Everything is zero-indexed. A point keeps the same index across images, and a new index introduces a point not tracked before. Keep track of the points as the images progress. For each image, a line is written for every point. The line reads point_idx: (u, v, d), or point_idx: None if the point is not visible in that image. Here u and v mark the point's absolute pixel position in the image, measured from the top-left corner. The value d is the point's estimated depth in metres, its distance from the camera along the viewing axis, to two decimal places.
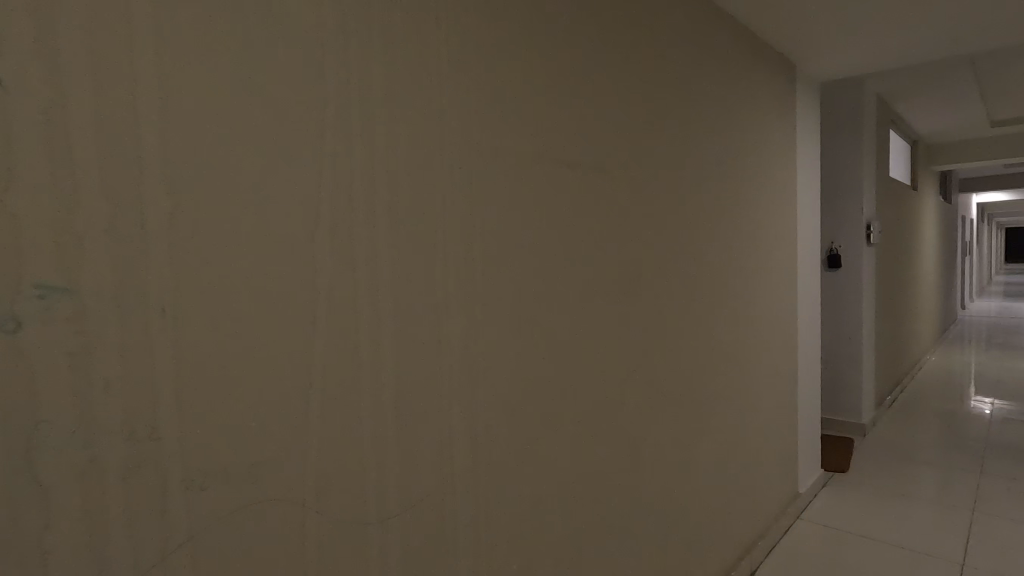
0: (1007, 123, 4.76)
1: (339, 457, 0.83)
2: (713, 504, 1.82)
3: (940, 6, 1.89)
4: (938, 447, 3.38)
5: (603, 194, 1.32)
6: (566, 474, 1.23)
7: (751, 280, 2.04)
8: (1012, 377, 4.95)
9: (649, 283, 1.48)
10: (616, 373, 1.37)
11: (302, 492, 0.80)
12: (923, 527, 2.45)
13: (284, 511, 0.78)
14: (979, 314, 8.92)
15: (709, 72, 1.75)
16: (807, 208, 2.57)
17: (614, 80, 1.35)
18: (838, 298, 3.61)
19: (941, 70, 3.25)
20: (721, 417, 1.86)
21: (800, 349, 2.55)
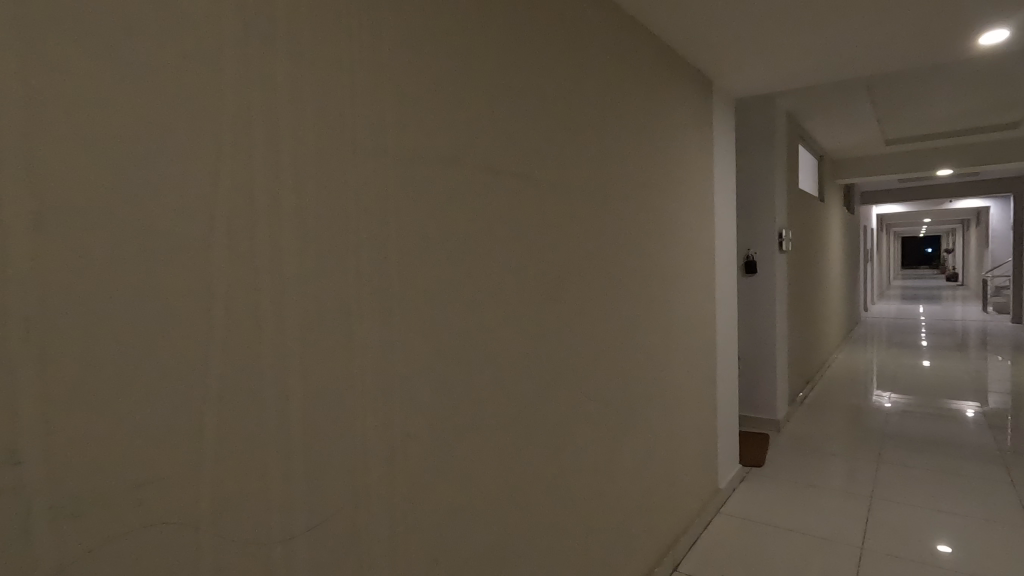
0: (900, 141, 5.23)
1: (240, 472, 0.79)
2: (637, 498, 1.89)
3: (836, 31, 2.05)
4: (844, 439, 3.65)
5: (523, 201, 1.34)
6: (490, 477, 1.24)
7: (672, 286, 2.14)
8: (907, 372, 5.44)
9: (570, 288, 1.52)
10: (536, 376, 1.39)
11: (201, 510, 0.75)
12: (829, 513, 2.64)
13: (182, 529, 0.73)
14: (882, 316, 9.78)
15: (629, 87, 1.81)
16: (723, 216, 2.71)
17: (532, 87, 1.37)
18: (754, 301, 3.83)
19: (843, 91, 3.52)
20: (642, 418, 1.92)
21: (719, 347, 2.68)
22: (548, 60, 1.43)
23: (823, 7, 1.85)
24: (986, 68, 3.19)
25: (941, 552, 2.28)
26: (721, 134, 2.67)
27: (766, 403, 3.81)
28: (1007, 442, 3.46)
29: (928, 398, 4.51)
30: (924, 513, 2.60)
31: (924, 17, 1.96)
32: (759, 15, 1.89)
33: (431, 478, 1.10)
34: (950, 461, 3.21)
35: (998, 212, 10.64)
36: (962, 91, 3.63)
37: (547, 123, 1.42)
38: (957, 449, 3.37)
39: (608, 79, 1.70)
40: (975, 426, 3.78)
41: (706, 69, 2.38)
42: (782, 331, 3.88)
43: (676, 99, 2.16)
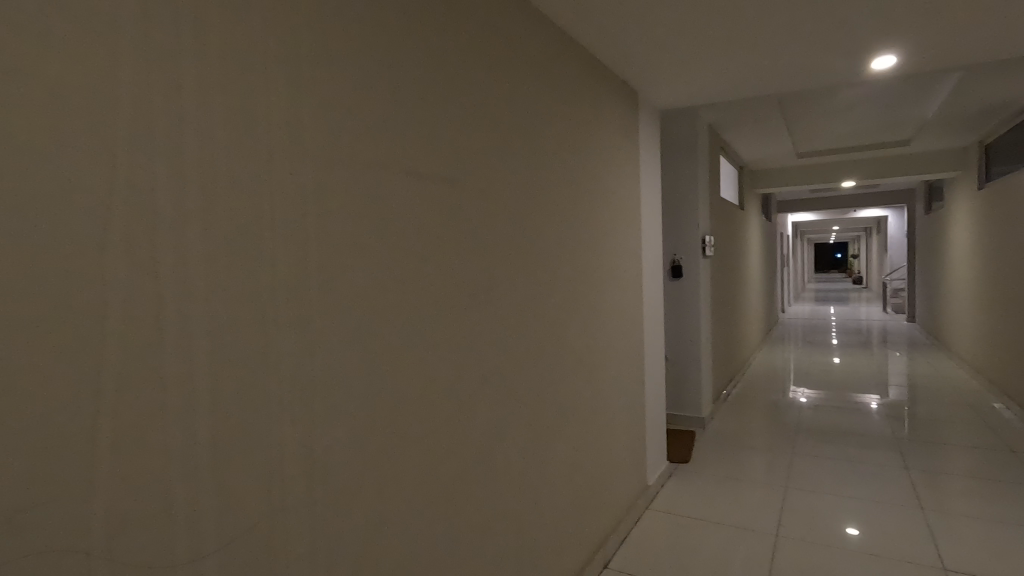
0: (811, 154, 5.64)
1: (148, 484, 0.75)
2: (567, 495, 1.94)
3: (747, 50, 2.19)
4: (763, 432, 3.88)
5: (447, 206, 1.34)
6: (417, 481, 1.24)
7: (599, 289, 2.21)
8: (818, 369, 5.86)
9: (495, 293, 1.53)
10: (461, 382, 1.39)
11: (101, 526, 0.70)
12: (748, 504, 2.79)
13: (80, 548, 0.68)
14: (798, 317, 10.48)
15: (554, 95, 1.87)
16: (650, 220, 2.82)
17: (457, 94, 1.38)
18: (679, 304, 4.00)
19: (757, 106, 3.76)
20: (570, 419, 1.97)
21: (647, 347, 2.78)
22: (474, 65, 1.45)
23: (735, 27, 1.98)
24: (882, 90, 3.51)
25: (849, 534, 2.47)
26: (646, 142, 2.78)
27: (692, 401, 3.99)
28: (903, 431, 3.79)
29: (836, 392, 4.87)
30: (833, 499, 2.81)
31: (822, 42, 2.14)
32: (678, 30, 1.99)
33: (357, 483, 1.08)
34: (854, 450, 3.49)
35: (896, 221, 11.66)
36: (863, 110, 3.97)
37: (473, 129, 1.44)
38: (860, 439, 3.67)
39: (534, 87, 1.74)
40: (876, 417, 4.13)
41: (630, 80, 2.49)
42: (705, 331, 4.06)
43: (601, 108, 2.23)
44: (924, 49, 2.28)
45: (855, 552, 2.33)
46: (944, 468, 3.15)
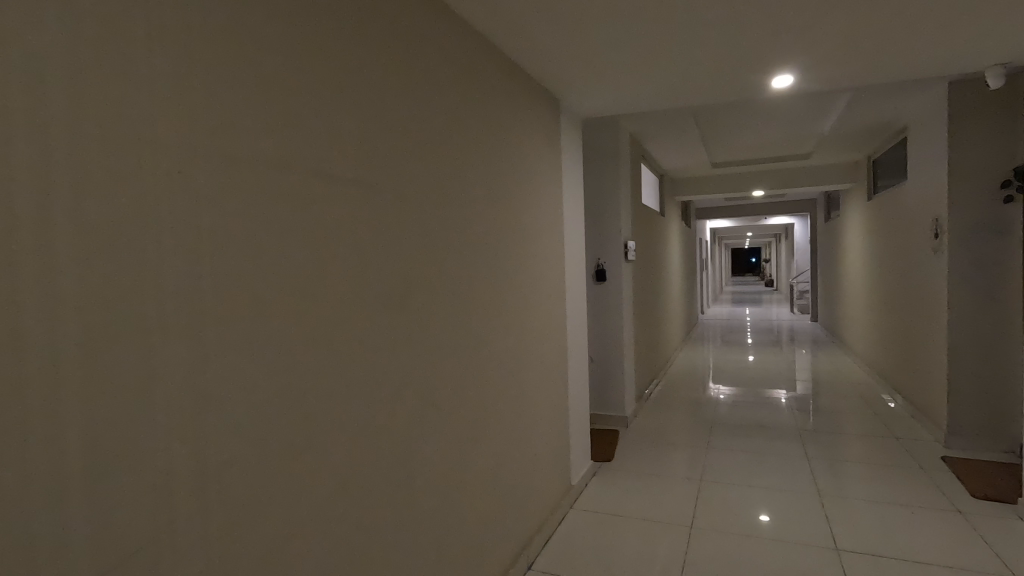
0: (725, 164, 5.98)
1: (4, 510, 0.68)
2: (488, 499, 1.95)
3: (658, 63, 2.29)
4: (682, 429, 4.05)
5: (358, 210, 1.31)
6: (326, 492, 1.20)
7: (520, 294, 2.23)
8: (733, 367, 6.22)
9: (410, 298, 1.51)
10: (374, 389, 1.37)
11: None
12: (667, 499, 2.91)
13: None
14: (716, 319, 11.06)
15: (472, 100, 1.87)
16: (572, 225, 2.88)
17: (367, 95, 1.36)
18: (603, 306, 4.12)
19: (673, 118, 3.94)
20: (491, 423, 1.98)
21: (570, 349, 2.84)
22: (385, 69, 1.43)
23: (645, 41, 2.07)
24: (785, 106, 3.77)
25: (760, 522, 2.62)
26: (568, 148, 2.84)
27: (616, 401, 4.12)
28: (806, 423, 4.09)
29: (748, 389, 5.19)
30: (744, 490, 2.98)
31: (725, 61, 2.30)
32: (593, 42, 2.06)
33: (257, 499, 1.03)
34: (763, 442, 3.72)
35: (801, 228, 12.59)
36: (770, 124, 4.25)
37: (385, 132, 1.42)
38: (768, 431, 3.92)
39: (450, 92, 1.74)
40: (783, 411, 4.43)
41: (550, 87, 2.54)
42: (628, 333, 4.20)
43: (520, 114, 2.26)
44: (815, 70, 2.47)
45: (765, 538, 2.48)
46: (841, 455, 3.43)
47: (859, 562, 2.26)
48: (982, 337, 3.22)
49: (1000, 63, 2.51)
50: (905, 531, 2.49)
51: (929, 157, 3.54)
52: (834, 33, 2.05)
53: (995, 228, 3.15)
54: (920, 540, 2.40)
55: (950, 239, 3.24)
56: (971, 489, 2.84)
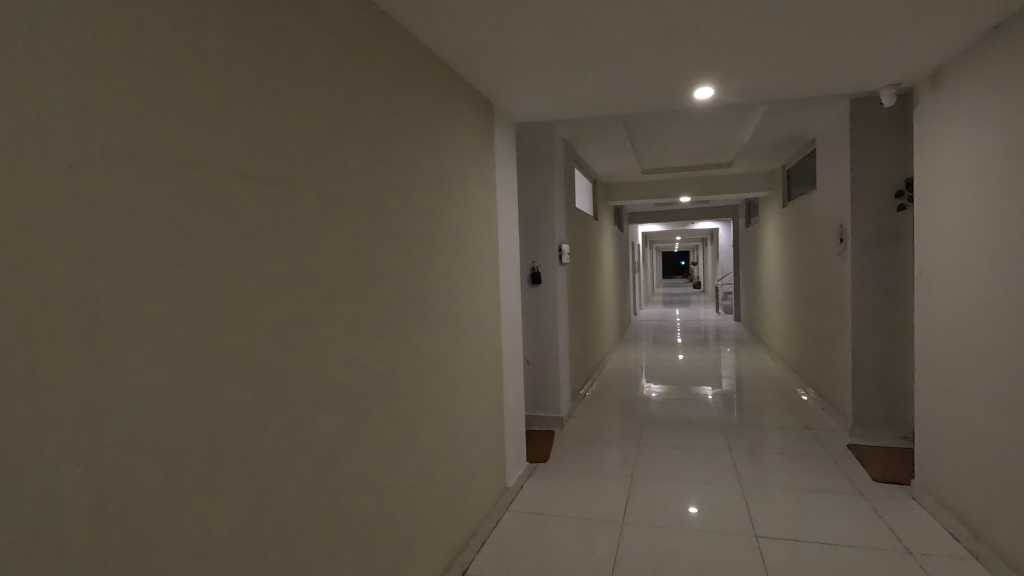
0: (654, 171, 6.21)
1: None
2: (420, 505, 1.92)
3: (588, 71, 2.35)
4: (615, 427, 4.17)
5: (279, 210, 1.26)
6: (244, 506, 1.15)
7: (452, 298, 2.22)
8: (663, 366, 6.47)
9: (335, 302, 1.47)
10: (295, 397, 1.31)
11: None
12: (600, 496, 2.98)
13: None
14: (647, 320, 11.46)
15: (402, 101, 1.85)
16: (506, 228, 2.91)
17: (289, 91, 1.31)
18: (538, 309, 4.17)
19: (604, 124, 4.05)
20: (422, 428, 1.95)
21: (505, 351, 2.86)
22: (309, 66, 1.39)
23: (575, 49, 2.11)
24: (708, 116, 3.97)
25: (688, 513, 2.74)
26: (501, 152, 2.86)
27: (551, 402, 4.17)
28: (730, 417, 4.31)
29: (677, 387, 5.41)
30: (672, 484, 3.11)
31: (650, 72, 2.39)
32: (525, 47, 2.09)
33: (167, 515, 0.97)
34: (690, 437, 3.89)
35: (726, 233, 13.30)
36: (695, 133, 4.46)
37: (309, 131, 1.37)
38: (695, 427, 4.10)
39: (379, 92, 1.71)
40: (708, 407, 4.65)
41: (482, 91, 2.55)
42: (563, 334, 4.27)
43: (452, 117, 2.25)
44: (733, 84, 2.62)
45: (692, 529, 2.59)
46: (760, 446, 3.64)
47: (776, 546, 2.41)
48: (880, 334, 3.52)
49: (892, 84, 2.75)
50: (816, 515, 2.67)
51: (835, 168, 3.83)
52: (749, 50, 2.19)
53: (891, 234, 3.45)
54: (830, 523, 2.59)
55: (853, 244, 3.52)
56: (872, 473, 3.10)
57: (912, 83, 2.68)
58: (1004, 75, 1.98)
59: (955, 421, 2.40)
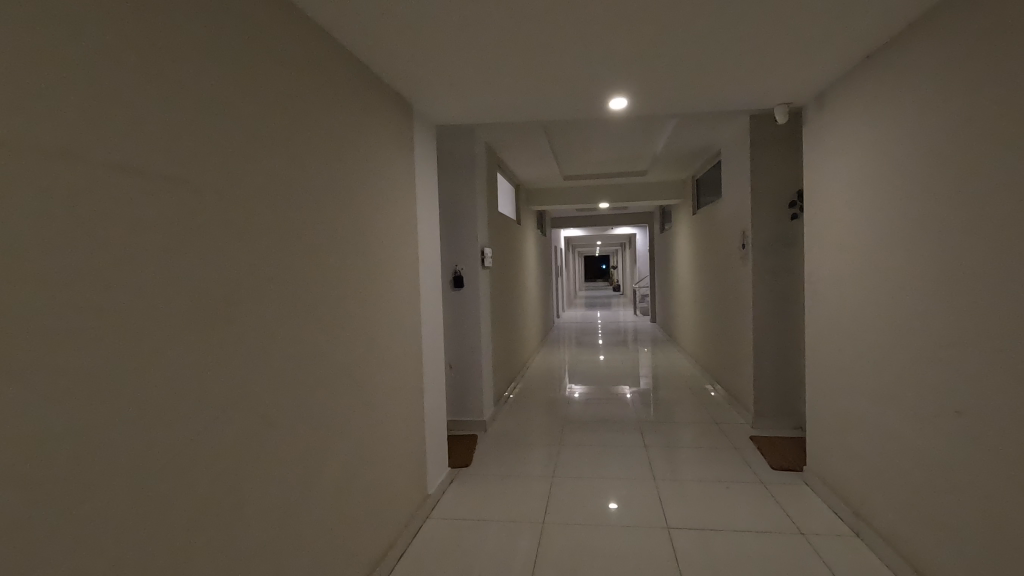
0: (574, 177, 6.38)
1: None
2: (337, 517, 1.85)
3: (507, 77, 2.38)
4: (537, 429, 4.22)
5: (177, 208, 1.17)
6: (134, 530, 1.06)
7: (371, 302, 2.16)
8: (585, 367, 6.65)
9: (242, 307, 1.38)
10: (196, 410, 1.22)
11: None
12: (522, 497, 3.00)
13: None
14: (570, 322, 11.74)
15: (317, 98, 1.78)
16: (427, 231, 2.87)
17: (192, 81, 1.22)
18: (461, 313, 4.15)
19: (526, 130, 4.12)
20: (339, 437, 1.88)
21: (426, 356, 2.82)
22: (215, 59, 1.30)
23: (493, 55, 2.13)
24: (623, 126, 4.13)
25: (606, 509, 2.83)
26: (422, 154, 2.82)
27: (475, 405, 4.17)
28: (646, 415, 4.49)
29: (597, 386, 5.58)
30: (591, 482, 3.19)
31: (568, 81, 2.46)
32: (445, 50, 2.07)
33: (35, 546, 0.88)
34: (609, 435, 4.02)
35: (642, 238, 13.91)
36: (611, 142, 4.63)
37: (214, 127, 1.29)
38: (614, 425, 4.25)
39: (292, 89, 1.63)
40: (626, 405, 4.82)
41: (402, 92, 2.51)
42: (486, 338, 4.28)
43: (370, 117, 2.20)
44: (646, 96, 2.74)
45: (610, 524, 2.67)
46: (673, 441, 3.83)
47: (685, 536, 2.53)
48: (778, 332, 3.81)
49: (786, 103, 2.99)
50: (723, 504, 2.84)
51: (737, 179, 4.12)
52: (659, 65, 2.30)
53: (787, 241, 3.74)
54: (735, 511, 2.76)
55: (754, 250, 3.79)
56: (771, 462, 3.34)
57: (801, 102, 2.94)
58: (876, 98, 2.21)
59: (839, 411, 2.64)
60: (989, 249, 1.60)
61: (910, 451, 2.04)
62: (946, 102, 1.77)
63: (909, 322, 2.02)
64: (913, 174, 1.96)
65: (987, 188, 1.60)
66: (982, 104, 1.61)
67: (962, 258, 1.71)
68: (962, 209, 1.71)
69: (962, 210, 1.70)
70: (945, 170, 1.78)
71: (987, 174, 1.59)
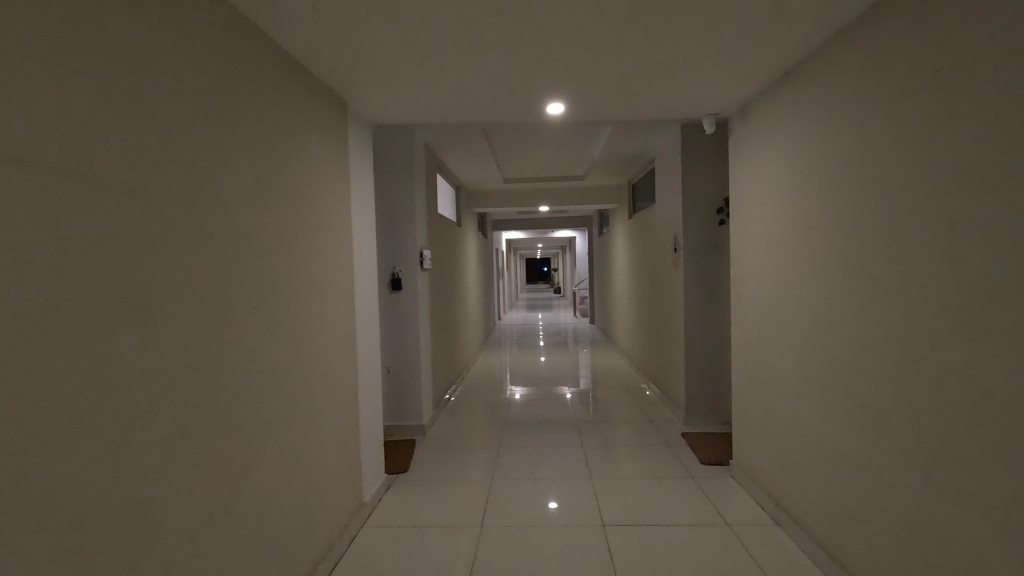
0: (514, 180, 6.41)
1: None
2: (268, 529, 1.76)
3: (447, 78, 2.37)
4: (477, 432, 4.20)
5: (88, 201, 1.08)
6: (37, 551, 0.96)
7: (304, 304, 2.08)
8: (525, 368, 6.69)
9: (163, 309, 1.29)
10: (108, 420, 1.13)
11: None
12: (462, 501, 2.98)
13: None
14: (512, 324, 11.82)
15: (246, 91, 1.69)
16: (363, 232, 2.80)
17: (106, 66, 1.14)
18: (399, 315, 4.07)
19: (464, 132, 4.10)
20: (271, 445, 1.80)
21: (361, 360, 2.74)
22: (131, 45, 1.22)
23: (432, 56, 2.11)
24: (562, 130, 4.19)
25: (547, 509, 2.85)
26: (357, 153, 2.75)
27: (413, 409, 4.10)
28: (585, 415, 4.57)
29: (537, 388, 5.62)
30: (530, 483, 3.21)
31: (507, 84, 2.47)
32: (382, 48, 2.03)
33: None
34: (548, 436, 4.06)
35: (582, 241, 14.20)
36: (550, 146, 4.68)
37: (129, 117, 1.20)
38: (553, 426, 4.29)
39: (219, 81, 1.55)
40: (565, 406, 4.89)
41: (336, 89, 2.43)
42: (424, 341, 4.21)
43: (303, 113, 2.12)
44: (582, 102, 2.79)
45: (549, 524, 2.70)
46: (611, 440, 3.91)
47: (621, 534, 2.58)
48: (707, 333, 3.98)
49: (714, 114, 3.13)
50: (658, 500, 2.93)
51: (670, 186, 4.27)
52: (595, 72, 2.35)
53: (715, 246, 3.92)
54: (669, 506, 2.85)
55: (685, 254, 3.94)
56: (700, 456, 3.49)
57: (728, 114, 3.09)
58: (794, 111, 2.36)
59: (762, 406, 2.79)
60: (893, 252, 1.73)
61: (825, 443, 2.18)
62: (856, 118, 1.91)
63: (825, 323, 2.15)
64: (828, 183, 2.09)
65: (890, 197, 1.73)
66: (886, 119, 1.75)
67: (870, 261, 1.85)
68: (870, 216, 1.84)
69: (869, 217, 1.84)
70: (856, 180, 1.92)
71: (891, 184, 1.73)
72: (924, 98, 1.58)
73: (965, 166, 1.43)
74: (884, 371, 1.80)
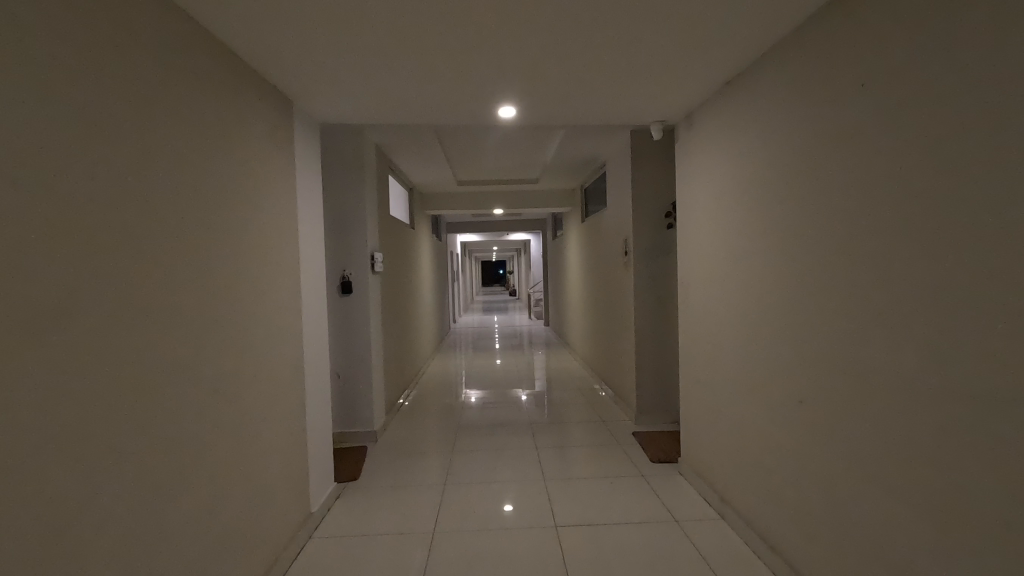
0: (467, 183, 6.39)
1: None
2: (213, 541, 1.69)
3: (399, 79, 2.34)
4: (431, 436, 4.16)
5: (20, 197, 1.01)
6: None
7: (248, 308, 2.01)
8: (480, 372, 6.67)
9: (102, 309, 1.22)
10: (45, 434, 1.06)
11: None
12: (415, 507, 2.94)
13: None
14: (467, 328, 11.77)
15: (190, 88, 1.63)
16: (309, 235, 2.72)
17: (40, 56, 1.07)
18: (349, 320, 3.98)
19: (416, 134, 4.05)
20: (215, 454, 1.72)
21: (308, 366, 2.66)
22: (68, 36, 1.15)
23: (384, 57, 2.09)
24: (515, 134, 4.20)
25: (502, 512, 2.86)
26: (303, 152, 2.67)
27: (363, 415, 4.01)
28: (538, 417, 4.59)
29: (491, 391, 5.61)
30: (484, 486, 3.19)
31: (461, 87, 2.47)
32: (332, 49, 2.00)
33: None
34: (502, 438, 4.06)
35: (536, 244, 14.31)
36: (503, 149, 4.69)
37: (66, 109, 1.13)
38: (506, 429, 4.29)
39: (161, 75, 1.48)
40: (519, 408, 4.90)
41: (281, 87, 2.36)
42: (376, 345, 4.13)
43: (248, 111, 2.05)
44: (533, 106, 2.81)
45: (505, 526, 2.70)
46: (564, 441, 3.95)
47: (574, 534, 2.61)
48: (655, 334, 4.08)
49: (661, 121, 3.21)
50: (610, 498, 2.98)
51: (620, 190, 4.35)
52: (547, 77, 2.38)
53: (663, 249, 4.02)
54: (622, 504, 2.90)
55: (635, 258, 4.03)
56: (651, 455, 3.56)
57: (675, 121, 3.18)
58: (735, 120, 2.46)
59: (707, 404, 2.88)
60: (827, 256, 1.83)
61: (765, 438, 2.28)
62: (794, 128, 2.01)
63: (765, 322, 2.24)
64: (769, 188, 2.19)
65: (825, 203, 1.83)
66: (823, 128, 1.84)
67: (809, 262, 1.94)
68: (809, 220, 1.93)
69: (808, 221, 1.93)
70: (794, 186, 2.01)
71: (825, 191, 1.83)
72: (854, 111, 1.69)
73: (895, 174, 1.53)
74: (820, 369, 1.89)
